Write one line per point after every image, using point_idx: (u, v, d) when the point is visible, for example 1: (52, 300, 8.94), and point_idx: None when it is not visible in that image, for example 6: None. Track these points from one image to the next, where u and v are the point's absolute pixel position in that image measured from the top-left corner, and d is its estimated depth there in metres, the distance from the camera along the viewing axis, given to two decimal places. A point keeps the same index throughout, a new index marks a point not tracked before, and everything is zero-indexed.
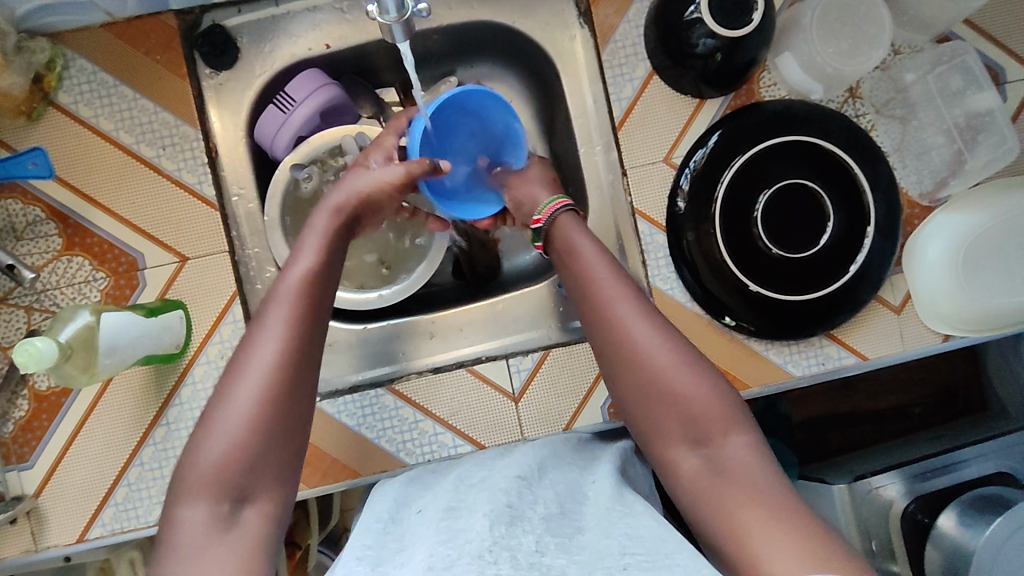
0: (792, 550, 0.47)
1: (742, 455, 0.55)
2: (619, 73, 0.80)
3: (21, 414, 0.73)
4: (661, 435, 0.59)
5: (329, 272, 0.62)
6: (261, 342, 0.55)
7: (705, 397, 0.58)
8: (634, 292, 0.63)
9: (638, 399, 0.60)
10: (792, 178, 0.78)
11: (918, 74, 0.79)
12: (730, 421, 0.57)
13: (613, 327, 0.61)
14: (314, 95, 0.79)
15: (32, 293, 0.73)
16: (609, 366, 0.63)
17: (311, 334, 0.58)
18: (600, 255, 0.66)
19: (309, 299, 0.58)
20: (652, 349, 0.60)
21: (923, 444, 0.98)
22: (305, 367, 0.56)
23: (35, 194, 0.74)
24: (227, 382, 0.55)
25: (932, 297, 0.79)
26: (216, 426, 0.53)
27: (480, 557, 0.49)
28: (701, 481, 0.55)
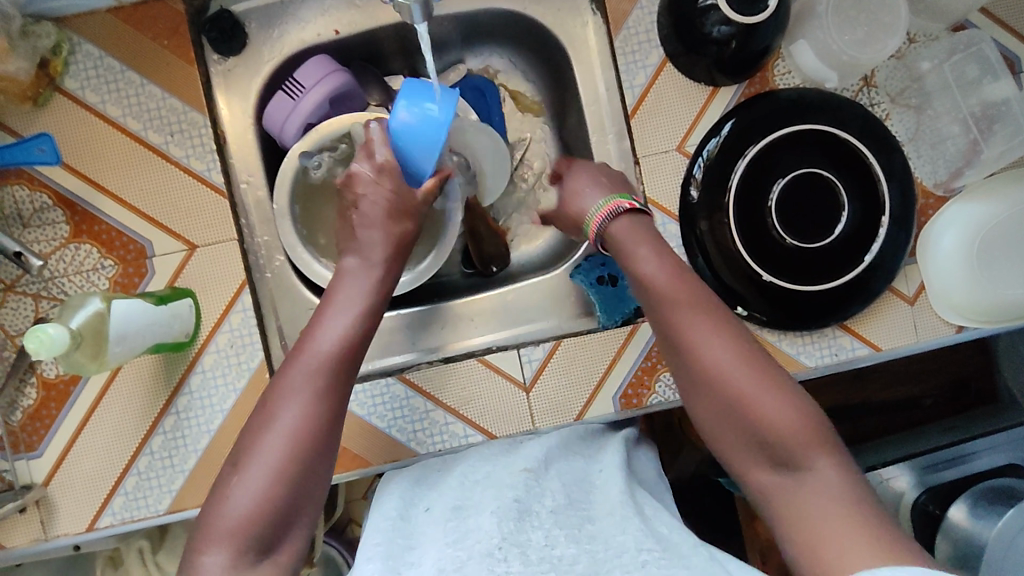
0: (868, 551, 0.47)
1: (831, 477, 0.53)
2: (632, 59, 0.79)
3: (30, 402, 0.73)
4: (741, 454, 0.57)
5: (359, 336, 0.63)
6: (288, 403, 0.57)
7: (789, 418, 0.55)
8: (708, 308, 0.62)
9: (716, 416, 0.59)
10: (806, 168, 0.78)
11: (933, 62, 0.79)
12: (817, 442, 0.55)
13: (688, 348, 0.61)
14: (324, 81, 0.78)
15: (39, 281, 0.73)
16: (684, 384, 0.61)
17: (337, 397, 0.59)
18: (672, 274, 0.64)
19: (336, 365, 0.60)
20: (730, 368, 0.58)
21: (934, 436, 0.98)
22: (330, 431, 0.58)
23: (42, 180, 0.73)
24: (254, 435, 0.56)
25: (945, 288, 0.79)
26: (240, 480, 0.54)
27: (490, 554, 0.50)
28: (782, 501, 0.54)
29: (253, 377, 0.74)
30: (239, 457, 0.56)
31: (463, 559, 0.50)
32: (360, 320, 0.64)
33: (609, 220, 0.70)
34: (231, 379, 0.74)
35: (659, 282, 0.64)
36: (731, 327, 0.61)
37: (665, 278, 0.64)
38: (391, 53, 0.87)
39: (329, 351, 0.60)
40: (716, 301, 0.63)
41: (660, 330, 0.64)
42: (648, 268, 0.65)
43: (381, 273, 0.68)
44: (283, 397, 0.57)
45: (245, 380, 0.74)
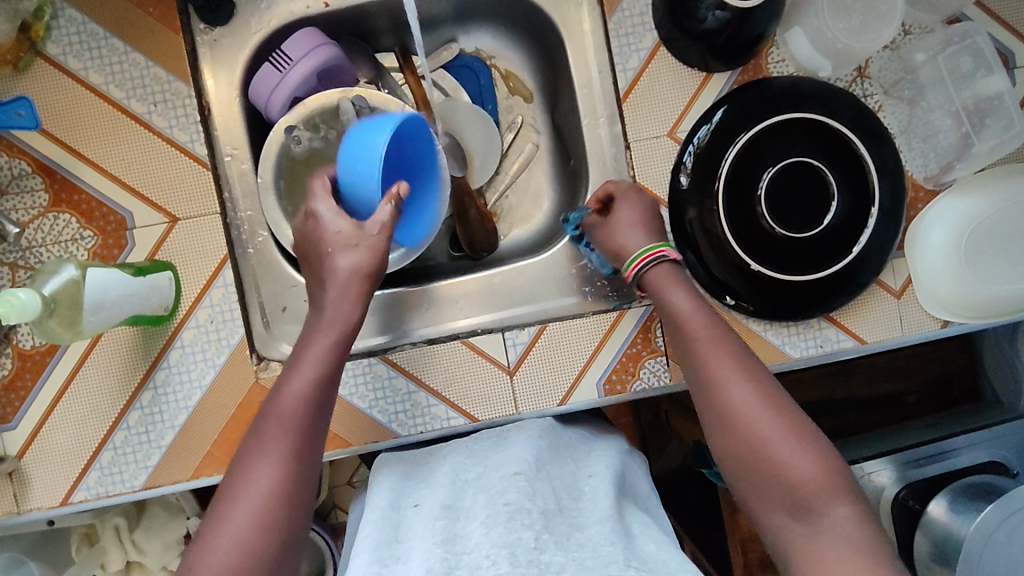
0: None
1: (845, 524, 0.55)
2: (626, 42, 0.78)
3: (5, 372, 0.72)
4: (762, 500, 0.59)
5: (325, 388, 0.61)
6: (255, 472, 0.55)
7: (808, 467, 0.57)
8: (733, 356, 0.63)
9: (737, 464, 0.60)
10: (796, 158, 0.77)
11: (928, 54, 0.78)
12: (835, 491, 0.56)
13: (712, 395, 0.63)
14: (311, 54, 0.76)
15: (17, 249, 0.71)
16: (706, 430, 0.63)
17: (302, 456, 0.57)
18: (705, 321, 0.66)
19: (303, 421, 0.58)
20: (753, 419, 0.60)
21: (915, 432, 0.99)
22: (299, 488, 0.56)
23: (21, 146, 0.71)
24: (222, 506, 0.55)
25: (932, 281, 0.79)
26: (209, 552, 0.52)
27: (478, 566, 0.50)
28: (801, 545, 0.55)
29: (234, 354, 0.73)
30: (207, 530, 0.54)
31: (452, 565, 0.51)
32: (327, 373, 0.61)
33: (643, 270, 0.70)
34: (210, 355, 0.73)
35: (695, 325, 0.66)
36: (756, 375, 0.62)
37: (698, 324, 0.66)
38: (382, 30, 0.86)
39: (294, 408, 0.58)
40: (742, 350, 0.64)
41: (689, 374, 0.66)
42: (678, 298, 0.68)
43: (348, 324, 0.64)
44: (251, 467, 0.55)
45: (225, 357, 0.73)
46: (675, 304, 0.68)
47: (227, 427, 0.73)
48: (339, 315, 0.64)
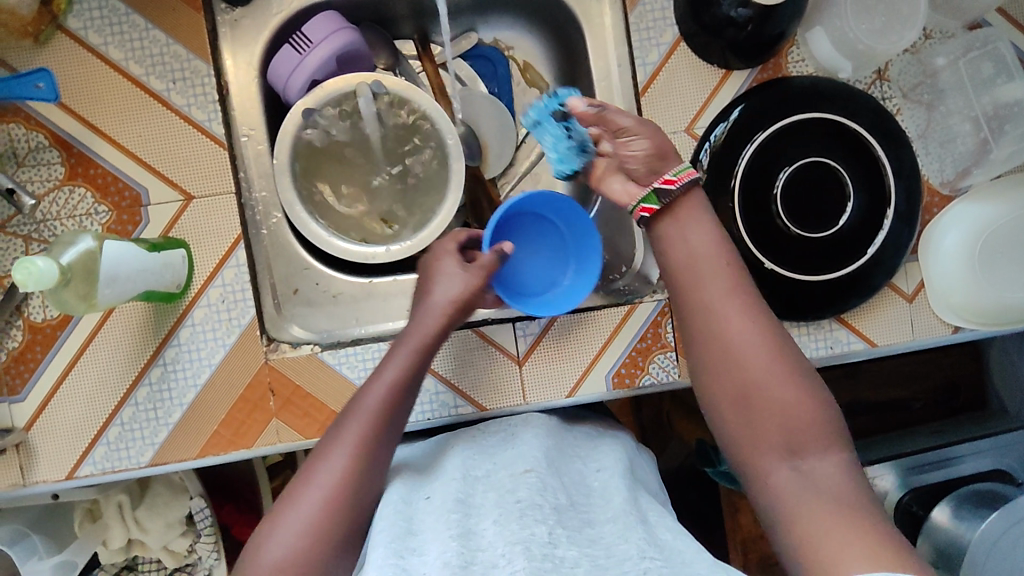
0: (859, 546, 0.49)
1: (835, 470, 0.55)
2: (646, 36, 0.78)
3: (15, 344, 0.72)
4: (755, 439, 0.59)
5: (406, 388, 0.64)
6: (328, 459, 0.59)
7: (805, 412, 0.58)
8: (742, 290, 0.63)
9: (733, 408, 0.60)
10: (813, 157, 0.77)
11: (949, 58, 0.78)
12: (829, 439, 0.57)
13: (715, 327, 0.62)
14: (331, 38, 0.76)
15: (32, 222, 0.72)
16: (702, 364, 0.63)
17: (376, 450, 0.61)
18: (722, 254, 0.65)
19: (381, 418, 0.62)
20: (757, 353, 0.60)
21: (919, 439, 0.99)
22: (367, 479, 0.60)
23: (39, 119, 0.71)
24: (297, 484, 0.59)
25: (946, 288, 0.78)
26: (278, 529, 0.56)
27: (494, 564, 0.50)
28: (792, 490, 0.55)
29: (244, 334, 0.73)
30: (280, 505, 0.59)
31: (468, 561, 0.50)
32: (408, 376, 0.65)
33: (682, 189, 0.66)
34: (220, 334, 0.73)
35: (709, 257, 0.65)
36: (765, 315, 0.62)
37: (712, 256, 0.65)
38: (401, 16, 0.86)
39: (377, 404, 0.62)
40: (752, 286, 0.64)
41: (687, 304, 0.65)
42: (701, 227, 0.66)
43: (433, 332, 0.66)
44: (324, 457, 0.60)
45: (235, 336, 0.73)
46: (688, 230, 0.66)
47: (235, 406, 0.73)
48: (428, 325, 0.66)
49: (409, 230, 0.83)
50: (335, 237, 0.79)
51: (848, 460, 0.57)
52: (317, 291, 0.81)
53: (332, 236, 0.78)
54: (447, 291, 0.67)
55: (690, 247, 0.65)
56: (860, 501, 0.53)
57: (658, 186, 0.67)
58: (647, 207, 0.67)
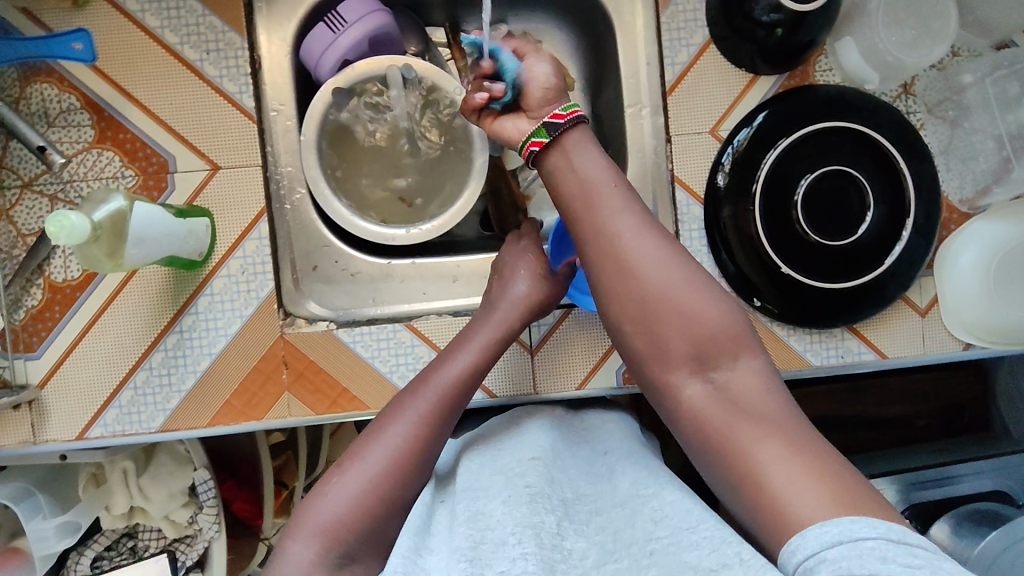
0: (792, 461, 0.49)
1: (748, 374, 0.57)
2: (676, 36, 0.78)
3: (34, 303, 0.72)
4: (663, 356, 0.59)
5: (476, 376, 0.68)
6: (395, 427, 0.63)
7: (714, 318, 0.58)
8: (633, 204, 0.62)
9: (640, 328, 0.60)
10: (836, 165, 0.77)
11: (976, 76, 0.79)
12: (741, 345, 0.58)
13: (612, 245, 0.61)
14: (365, 19, 0.77)
15: (59, 181, 0.72)
16: (601, 286, 0.61)
17: (441, 424, 0.64)
18: (609, 174, 0.64)
19: (448, 398, 0.66)
20: (655, 268, 0.60)
21: (922, 456, 0.99)
22: (429, 450, 0.63)
23: (72, 81, 0.72)
24: (362, 445, 0.63)
25: (958, 304, 0.79)
26: (338, 487, 0.59)
27: (504, 542, 0.49)
28: (709, 406, 0.56)
29: (261, 306, 0.74)
30: (341, 464, 0.62)
31: (478, 542, 0.51)
32: (480, 364, 0.69)
33: (570, 124, 0.65)
34: (238, 305, 0.74)
35: (597, 176, 0.63)
36: (659, 230, 0.62)
37: (601, 176, 0.63)
38: (434, 3, 0.86)
39: (449, 385, 0.66)
40: (640, 200, 0.63)
41: (581, 223, 0.63)
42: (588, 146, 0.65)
43: (510, 328, 0.71)
44: (387, 426, 0.63)
45: (252, 308, 0.74)
46: (575, 149, 0.65)
47: (248, 377, 0.74)
48: (504, 320, 0.71)
49: (429, 215, 0.84)
50: (358, 217, 0.79)
51: (759, 363, 0.58)
52: (335, 269, 0.82)
53: (354, 215, 0.79)
54: (519, 292, 0.73)
55: (579, 172, 0.64)
56: (781, 408, 0.54)
57: (546, 121, 0.66)
58: (535, 142, 0.66)
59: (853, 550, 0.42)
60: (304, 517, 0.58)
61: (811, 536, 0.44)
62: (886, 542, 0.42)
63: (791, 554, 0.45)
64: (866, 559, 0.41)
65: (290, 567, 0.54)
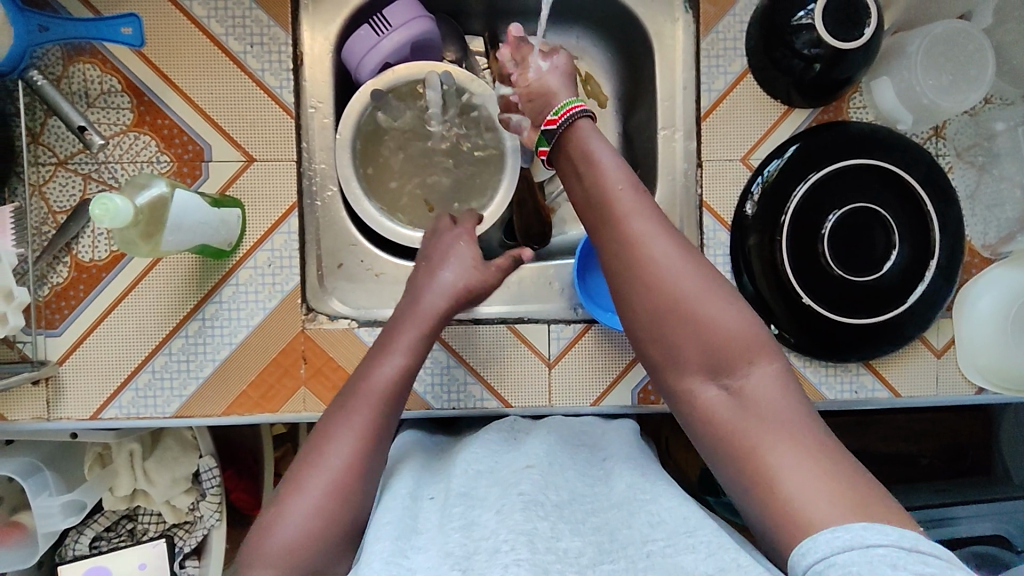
0: (808, 467, 0.49)
1: (764, 378, 0.55)
2: (715, 64, 0.79)
3: (59, 280, 0.72)
4: (677, 364, 0.58)
5: (410, 372, 0.64)
6: (338, 438, 0.59)
7: (730, 324, 0.57)
8: (648, 207, 0.61)
9: (656, 334, 0.59)
10: (865, 202, 0.77)
11: (1008, 125, 0.80)
12: (756, 349, 0.56)
13: (630, 247, 0.60)
14: (409, 24, 0.78)
15: (94, 162, 0.73)
16: (619, 291, 0.61)
17: (382, 428, 0.61)
18: (620, 176, 0.63)
19: (387, 401, 0.62)
20: (672, 274, 0.58)
21: (923, 495, 0.99)
22: (375, 459, 0.59)
23: (115, 64, 0.72)
24: (301, 466, 0.58)
25: (973, 347, 0.80)
26: (292, 507, 0.55)
27: (496, 550, 0.48)
28: (723, 413, 0.55)
29: (285, 301, 0.74)
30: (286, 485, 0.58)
31: (469, 552, 0.49)
32: (411, 361, 0.65)
33: (563, 128, 0.66)
34: (262, 298, 0.74)
35: (610, 176, 0.63)
36: (676, 235, 0.61)
37: (613, 176, 0.63)
38: (475, 13, 0.87)
39: (384, 390, 0.62)
40: (654, 202, 0.63)
41: (600, 230, 0.63)
42: (598, 147, 0.65)
43: (439, 316, 0.68)
44: (331, 439, 0.59)
45: (276, 301, 0.74)
46: (595, 151, 0.64)
47: (266, 369, 0.74)
48: (433, 309, 0.68)
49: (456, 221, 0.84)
50: (386, 218, 0.80)
51: (777, 366, 0.56)
52: (360, 268, 0.82)
53: (382, 216, 0.80)
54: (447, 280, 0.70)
55: (593, 172, 0.64)
56: (798, 413, 0.53)
57: (545, 128, 0.68)
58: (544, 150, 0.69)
59: (864, 556, 0.42)
60: (254, 537, 0.55)
61: (823, 540, 0.45)
62: (896, 548, 0.42)
63: (801, 557, 0.45)
64: (877, 565, 0.41)
65: None
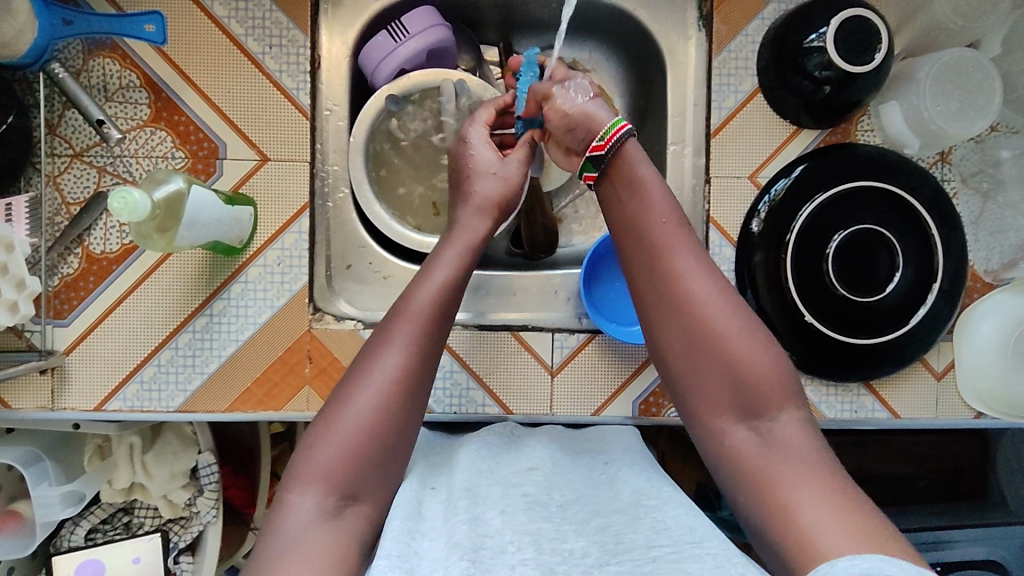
0: (827, 508, 0.49)
1: (791, 426, 0.56)
2: (726, 82, 0.80)
3: (70, 271, 0.73)
4: (709, 401, 0.59)
5: (457, 289, 0.64)
6: (385, 354, 0.58)
7: (763, 364, 0.58)
8: (693, 245, 0.64)
9: (690, 368, 0.60)
10: (870, 224, 0.78)
11: (1013, 153, 0.81)
12: (785, 395, 0.57)
13: (668, 283, 0.62)
14: (427, 32, 0.79)
15: (109, 155, 0.73)
16: (654, 323, 0.63)
17: (431, 345, 0.60)
18: (671, 212, 0.65)
19: (436, 317, 0.61)
20: (711, 310, 0.60)
21: (920, 517, 0.99)
22: (422, 384, 0.59)
23: (134, 60, 0.73)
24: (349, 385, 0.58)
25: (975, 372, 0.80)
26: (334, 428, 0.55)
27: (502, 550, 0.49)
28: (751, 452, 0.56)
29: (293, 299, 0.75)
30: (332, 406, 0.57)
31: (477, 545, 0.50)
32: (456, 276, 0.64)
33: (609, 152, 0.67)
34: (270, 296, 0.75)
35: (658, 212, 0.65)
36: (714, 270, 0.63)
37: (658, 209, 0.65)
38: (491, 23, 0.88)
39: (431, 300, 0.62)
40: (698, 241, 0.65)
41: (636, 260, 0.65)
42: (646, 171, 0.67)
43: (479, 238, 0.68)
44: (380, 354, 0.58)
45: (284, 300, 0.75)
46: (640, 178, 0.66)
47: (272, 366, 0.74)
48: (472, 230, 0.68)
49: None
50: (395, 221, 0.81)
51: (802, 417, 0.57)
52: (369, 270, 0.82)
53: (392, 220, 0.81)
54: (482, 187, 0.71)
55: (641, 204, 0.65)
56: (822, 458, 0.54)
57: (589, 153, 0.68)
58: (589, 176, 0.69)
59: None
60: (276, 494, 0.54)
61: (841, 566, 0.44)
62: None
63: None
64: None
65: (294, 513, 0.52)
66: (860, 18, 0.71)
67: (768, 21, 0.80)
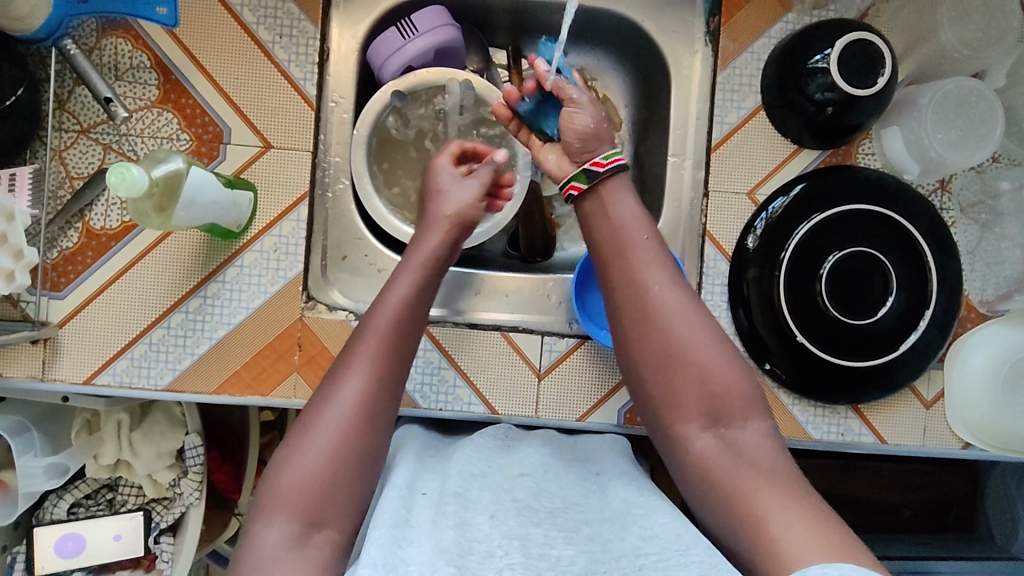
0: (793, 514, 0.50)
1: (755, 435, 0.57)
2: (729, 97, 0.81)
3: (69, 245, 0.74)
4: (675, 409, 0.60)
5: (417, 306, 0.65)
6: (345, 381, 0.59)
7: (729, 377, 0.59)
8: (665, 258, 0.65)
9: (661, 380, 0.60)
10: (866, 248, 0.78)
11: (1013, 185, 0.81)
12: (750, 407, 0.59)
13: (642, 296, 0.62)
14: (436, 31, 0.80)
15: (115, 133, 0.74)
16: (624, 331, 0.63)
17: (390, 362, 0.61)
18: (643, 227, 0.66)
19: (395, 335, 0.62)
20: (680, 322, 0.61)
21: (904, 546, 0.98)
22: (382, 404, 0.59)
23: (146, 40, 0.74)
24: (310, 416, 0.58)
25: (965, 402, 0.80)
26: (297, 459, 0.55)
27: (490, 555, 0.50)
28: (717, 458, 0.56)
29: (287, 286, 0.76)
30: (294, 435, 0.57)
31: (463, 550, 0.50)
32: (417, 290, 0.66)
33: (609, 173, 0.68)
34: (264, 282, 0.75)
35: (633, 227, 0.66)
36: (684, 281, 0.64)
37: (637, 225, 0.66)
38: (500, 25, 0.89)
39: (391, 318, 0.63)
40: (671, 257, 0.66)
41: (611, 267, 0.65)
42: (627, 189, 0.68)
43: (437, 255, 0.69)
44: (340, 381, 0.59)
45: (278, 286, 0.75)
46: (615, 196, 0.67)
47: (261, 352, 0.75)
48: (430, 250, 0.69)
49: None
50: (393, 215, 0.82)
51: (765, 426, 0.59)
52: (364, 262, 0.82)
53: (390, 214, 0.81)
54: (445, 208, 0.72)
55: (616, 222, 0.66)
56: (784, 467, 0.55)
57: (587, 167, 0.68)
58: (574, 187, 0.69)
59: None
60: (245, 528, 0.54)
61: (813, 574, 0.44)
62: None
63: None
64: None
65: (264, 545, 0.52)
66: (864, 41, 0.72)
67: (774, 40, 0.80)
